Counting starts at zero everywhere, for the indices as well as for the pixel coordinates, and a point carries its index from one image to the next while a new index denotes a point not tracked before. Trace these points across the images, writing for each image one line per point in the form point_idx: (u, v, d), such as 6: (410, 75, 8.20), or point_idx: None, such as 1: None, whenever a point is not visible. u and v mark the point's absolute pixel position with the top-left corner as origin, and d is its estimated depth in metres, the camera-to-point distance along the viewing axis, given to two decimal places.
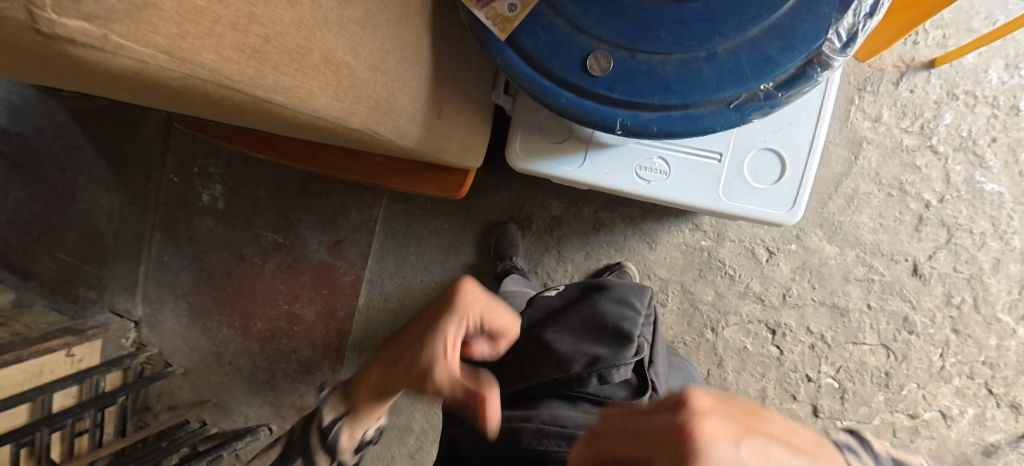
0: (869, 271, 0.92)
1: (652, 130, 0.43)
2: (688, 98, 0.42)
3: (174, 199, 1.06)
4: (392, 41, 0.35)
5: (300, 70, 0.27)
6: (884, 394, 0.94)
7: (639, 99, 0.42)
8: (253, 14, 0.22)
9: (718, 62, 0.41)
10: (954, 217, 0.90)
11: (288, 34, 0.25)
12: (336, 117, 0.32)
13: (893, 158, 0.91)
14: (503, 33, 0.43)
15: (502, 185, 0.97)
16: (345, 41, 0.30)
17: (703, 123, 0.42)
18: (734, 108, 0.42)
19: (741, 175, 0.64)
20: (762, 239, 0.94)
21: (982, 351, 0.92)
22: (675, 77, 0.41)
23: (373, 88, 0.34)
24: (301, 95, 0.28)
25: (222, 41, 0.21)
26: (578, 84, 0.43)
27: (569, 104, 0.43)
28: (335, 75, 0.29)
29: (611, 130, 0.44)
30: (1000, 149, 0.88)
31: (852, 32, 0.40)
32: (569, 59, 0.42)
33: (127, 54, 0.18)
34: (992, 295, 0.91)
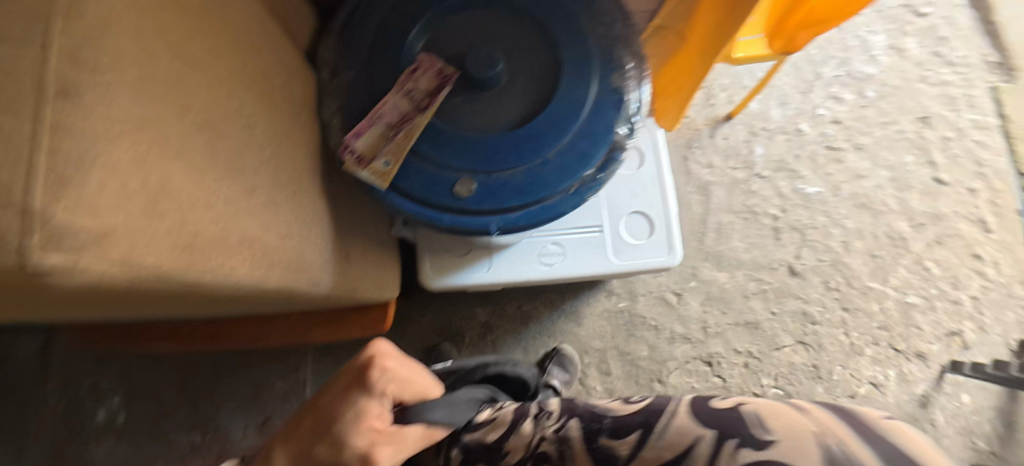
0: (760, 283, 1.06)
1: (521, 225, 0.51)
2: (539, 194, 0.51)
3: (62, 432, 0.94)
4: (292, 213, 0.43)
5: (222, 256, 0.33)
6: (821, 385, 1.03)
7: (503, 204, 0.51)
8: (184, 220, 0.29)
9: (552, 163, 0.51)
10: (799, 220, 1.11)
11: (211, 229, 0.32)
12: (256, 284, 0.38)
13: (736, 189, 1.11)
14: (385, 183, 0.49)
15: (426, 308, 1.01)
16: (254, 222, 0.36)
17: (556, 209, 0.51)
18: (574, 193, 0.52)
19: (622, 238, 0.75)
20: (668, 285, 1.05)
21: (872, 319, 1.07)
22: (524, 182, 0.51)
23: (283, 252, 0.41)
24: (226, 274, 0.34)
25: (161, 247, 0.27)
26: (452, 206, 0.51)
27: (451, 223, 0.51)
28: (249, 250, 0.36)
29: (489, 234, 0.52)
30: (803, 162, 1.14)
31: (633, 121, 0.53)
32: (441, 189, 0.51)
33: (94, 274, 0.24)
34: (856, 270, 1.09)
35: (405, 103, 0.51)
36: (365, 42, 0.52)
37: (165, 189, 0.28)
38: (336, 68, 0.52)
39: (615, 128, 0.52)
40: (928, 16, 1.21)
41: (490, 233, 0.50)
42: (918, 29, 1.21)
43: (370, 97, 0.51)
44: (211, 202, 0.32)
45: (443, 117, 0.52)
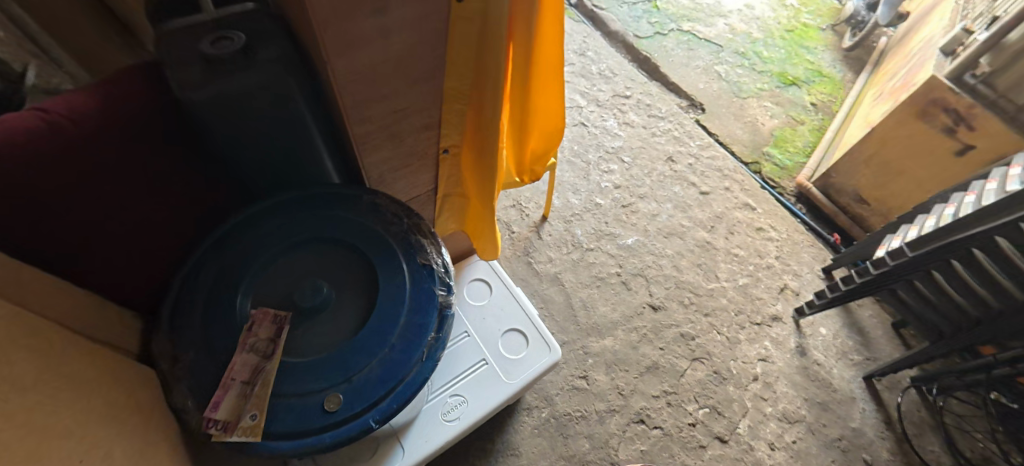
0: (638, 330, 1.21)
1: (395, 407, 0.53)
2: (399, 373, 0.54)
3: None
4: None
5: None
6: (729, 384, 1.17)
7: (372, 397, 0.53)
8: None
9: (399, 342, 0.56)
10: (636, 266, 1.31)
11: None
12: None
13: (579, 268, 1.29)
14: (258, 435, 0.49)
15: None
16: None
17: (420, 378, 0.55)
18: (428, 358, 0.56)
19: (506, 358, 0.82)
20: (572, 373, 1.13)
21: (729, 311, 1.27)
22: (382, 368, 0.54)
23: None
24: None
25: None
26: (326, 424, 0.51)
27: (334, 439, 0.51)
28: None
29: (371, 430, 0.52)
30: (613, 224, 1.38)
31: (446, 280, 0.62)
32: (309, 413, 0.51)
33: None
34: (695, 282, 1.31)
35: (252, 357, 0.52)
36: (192, 320, 0.53)
37: None
38: (174, 354, 0.52)
39: (435, 292, 0.60)
40: (630, 95, 1.65)
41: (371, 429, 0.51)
42: (628, 105, 1.63)
43: (217, 365, 0.51)
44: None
45: (292, 349, 0.54)
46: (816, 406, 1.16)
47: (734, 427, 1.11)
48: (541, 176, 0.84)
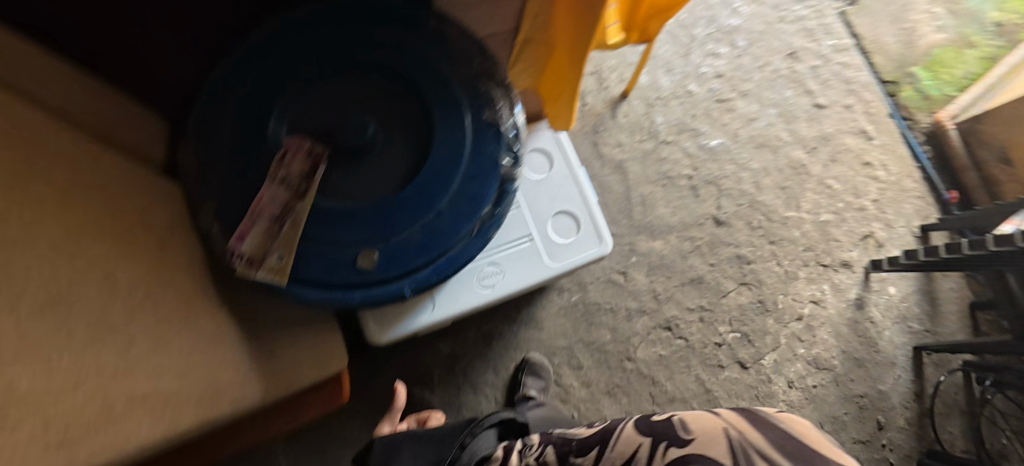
0: (693, 240, 1.12)
1: (432, 281, 0.51)
2: (442, 247, 0.51)
3: None
4: (198, 347, 0.44)
5: (107, 425, 0.34)
6: (770, 316, 1.11)
7: (410, 266, 0.50)
8: (52, 418, 0.30)
9: (446, 212, 0.51)
10: (711, 173, 1.17)
11: (83, 412, 0.32)
12: (167, 431, 0.39)
13: (649, 160, 1.16)
14: (284, 278, 0.48)
15: (386, 361, 0.98)
16: (148, 381, 0.38)
17: (463, 257, 0.52)
18: (477, 234, 0.52)
19: (553, 241, 0.77)
20: (612, 266, 1.08)
21: (796, 245, 1.16)
22: (424, 238, 0.51)
23: (192, 391, 0.42)
24: (121, 440, 0.35)
25: (30, 457, 0.28)
26: (360, 281, 0.50)
27: (364, 300, 0.50)
28: (150, 407, 0.38)
29: (404, 298, 0.51)
30: (700, 119, 1.21)
31: (516, 148, 0.53)
32: (341, 269, 0.49)
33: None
34: (771, 206, 1.17)
35: (282, 192, 0.48)
36: (221, 143, 0.49)
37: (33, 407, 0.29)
38: (202, 175, 0.49)
39: (499, 161, 0.52)
40: None
41: (405, 299, 0.50)
42: None
43: (246, 197, 0.49)
44: (74, 387, 0.32)
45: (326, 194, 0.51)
46: (851, 361, 1.11)
47: (759, 357, 1.08)
48: (653, 38, 0.68)
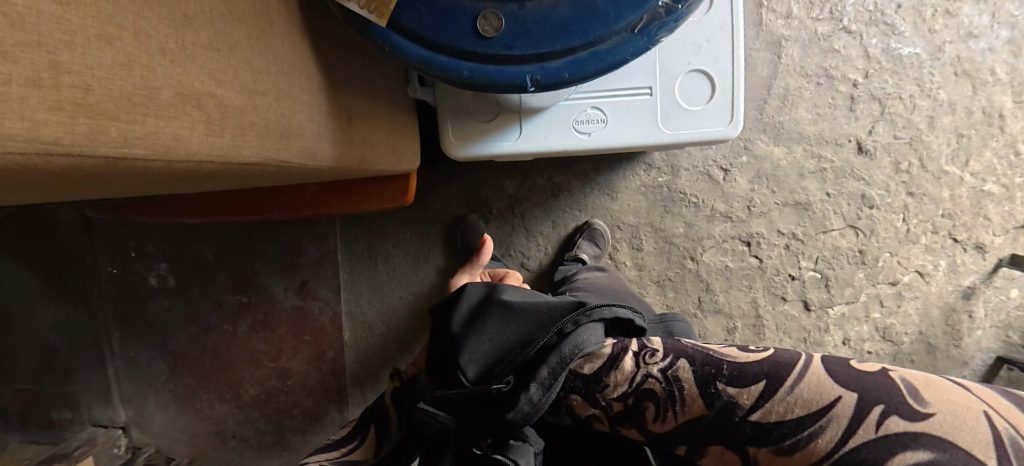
0: (820, 161, 0.95)
1: (566, 77, 0.41)
2: (590, 34, 0.39)
3: (122, 292, 1.01)
4: (263, 59, 0.32)
5: (152, 113, 0.23)
6: (863, 270, 0.97)
7: (542, 48, 0.40)
8: (57, 62, 0.18)
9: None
10: (882, 88, 0.92)
11: (116, 76, 0.21)
12: (222, 155, 0.29)
13: (813, 48, 0.92)
14: (384, 19, 0.40)
15: (450, 179, 0.95)
16: (200, 69, 0.26)
17: (614, 55, 0.40)
18: (639, 32, 0.39)
19: (675, 103, 0.63)
20: (713, 159, 0.95)
21: (938, 206, 0.95)
22: (571, 16, 0.39)
23: (255, 114, 0.31)
24: (166, 141, 0.24)
25: (30, 104, 0.17)
26: (476, 50, 0.40)
27: (473, 76, 0.41)
28: (199, 110, 0.26)
29: (524, 89, 0.41)
30: (904, 13, 0.90)
31: None
32: (458, 28, 0.40)
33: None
34: (934, 151, 0.93)
35: None
36: None
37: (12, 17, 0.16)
38: None
39: None
40: None
41: (524, 89, 0.40)
42: None
43: None
44: (102, 33, 0.20)
45: None
46: (922, 344, 0.99)
47: (828, 305, 0.99)
48: None
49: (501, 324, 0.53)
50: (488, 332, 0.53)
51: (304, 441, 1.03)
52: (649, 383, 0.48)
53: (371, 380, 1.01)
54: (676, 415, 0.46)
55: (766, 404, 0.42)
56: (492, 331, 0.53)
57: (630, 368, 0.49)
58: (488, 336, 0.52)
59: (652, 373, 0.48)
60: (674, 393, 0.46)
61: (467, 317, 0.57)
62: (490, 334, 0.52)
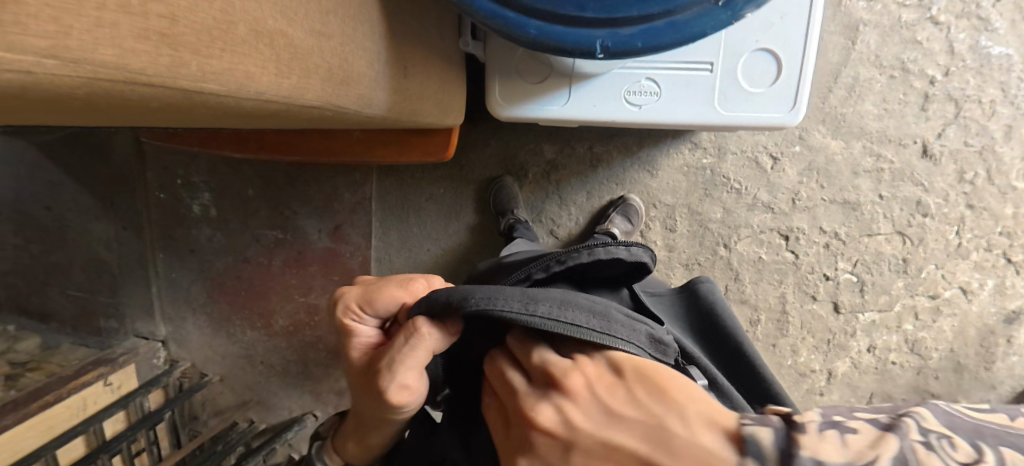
0: (878, 161, 0.90)
1: (636, 46, 0.39)
2: (670, 2, 0.37)
3: (167, 217, 1.05)
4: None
5: (229, 50, 0.23)
6: (904, 280, 0.94)
7: (617, 13, 0.38)
8: None
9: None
10: (961, 89, 0.86)
11: (201, 9, 0.21)
12: (286, 96, 0.28)
13: (892, 37, 0.85)
14: None
15: (489, 138, 0.94)
16: (274, 7, 0.26)
17: (691, 28, 0.38)
18: (721, 5, 0.37)
19: (735, 83, 0.60)
20: (764, 145, 0.91)
21: (998, 222, 0.89)
22: None
23: (320, 57, 0.30)
24: (239, 79, 0.24)
25: (120, 31, 0.18)
26: (549, 9, 0.38)
27: (540, 36, 0.39)
28: (271, 49, 0.26)
29: (591, 55, 0.39)
30: (1004, 7, 0.82)
31: None
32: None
33: (9, 68, 0.15)
34: (1006, 164, 0.87)
35: None
36: None
37: None
38: None
39: None
40: None
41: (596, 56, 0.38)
42: None
43: None
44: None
45: None
46: (952, 362, 0.96)
47: (860, 310, 0.96)
48: None
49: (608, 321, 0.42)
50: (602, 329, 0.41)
51: (325, 374, 1.09)
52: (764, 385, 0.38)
53: None
54: None
55: None
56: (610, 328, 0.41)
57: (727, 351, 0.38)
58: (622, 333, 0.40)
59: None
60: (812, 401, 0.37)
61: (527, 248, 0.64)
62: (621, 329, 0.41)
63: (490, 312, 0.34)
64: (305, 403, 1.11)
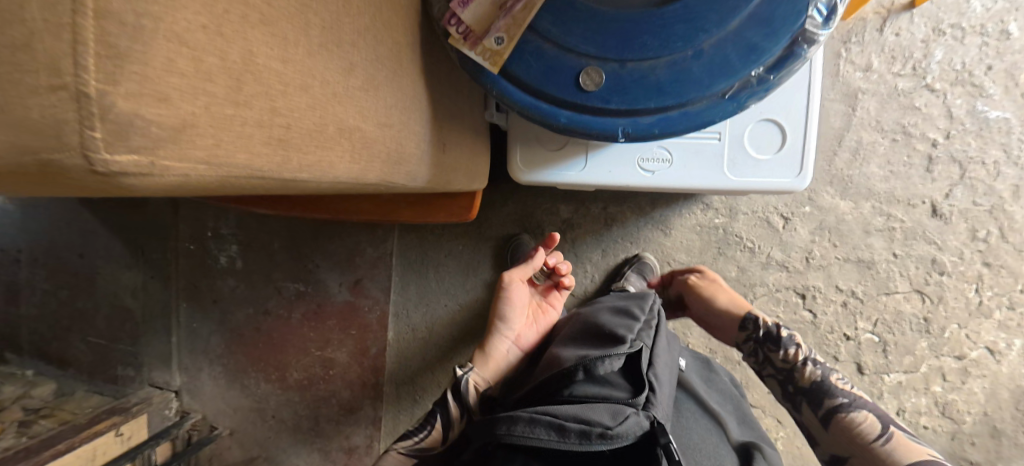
0: (888, 220, 0.91)
1: (654, 133, 0.42)
2: (683, 96, 0.41)
3: (193, 267, 1.09)
4: (393, 96, 0.34)
5: (320, 146, 0.26)
6: (927, 339, 0.92)
7: (636, 105, 0.41)
8: (275, 108, 0.22)
9: (707, 58, 0.40)
10: (964, 151, 0.88)
11: (306, 117, 0.24)
12: (353, 178, 0.31)
13: (891, 103, 0.89)
14: (495, 66, 0.41)
15: (508, 198, 0.98)
16: (354, 107, 0.29)
17: (701, 118, 0.42)
18: (729, 97, 0.41)
19: (743, 150, 0.63)
20: (774, 205, 0.94)
21: (1018, 280, 0.89)
22: (667, 79, 0.40)
23: (384, 143, 0.33)
24: (324, 168, 0.27)
25: (251, 140, 0.21)
26: (574, 102, 0.42)
27: (567, 123, 0.43)
28: (350, 142, 0.28)
29: (614, 140, 0.43)
30: (997, 75, 0.86)
31: (831, 6, 0.39)
32: (561, 79, 0.42)
33: (174, 174, 0.18)
34: (1018, 222, 0.88)
35: None
36: None
37: (250, 64, 0.20)
38: None
39: (805, 12, 0.39)
40: None
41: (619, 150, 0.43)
42: None
43: None
44: (305, 83, 0.24)
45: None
46: (986, 426, 0.93)
47: (883, 370, 0.94)
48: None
49: (522, 418, 0.50)
50: (513, 433, 0.49)
51: (336, 431, 1.07)
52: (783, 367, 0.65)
53: (408, 382, 1.03)
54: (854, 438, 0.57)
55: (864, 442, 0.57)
56: (518, 430, 0.49)
57: (785, 335, 0.67)
58: (527, 438, 0.49)
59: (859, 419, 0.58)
60: (816, 398, 0.61)
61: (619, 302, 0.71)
62: (527, 430, 0.49)
63: (526, 437, 0.49)
64: (313, 462, 1.08)
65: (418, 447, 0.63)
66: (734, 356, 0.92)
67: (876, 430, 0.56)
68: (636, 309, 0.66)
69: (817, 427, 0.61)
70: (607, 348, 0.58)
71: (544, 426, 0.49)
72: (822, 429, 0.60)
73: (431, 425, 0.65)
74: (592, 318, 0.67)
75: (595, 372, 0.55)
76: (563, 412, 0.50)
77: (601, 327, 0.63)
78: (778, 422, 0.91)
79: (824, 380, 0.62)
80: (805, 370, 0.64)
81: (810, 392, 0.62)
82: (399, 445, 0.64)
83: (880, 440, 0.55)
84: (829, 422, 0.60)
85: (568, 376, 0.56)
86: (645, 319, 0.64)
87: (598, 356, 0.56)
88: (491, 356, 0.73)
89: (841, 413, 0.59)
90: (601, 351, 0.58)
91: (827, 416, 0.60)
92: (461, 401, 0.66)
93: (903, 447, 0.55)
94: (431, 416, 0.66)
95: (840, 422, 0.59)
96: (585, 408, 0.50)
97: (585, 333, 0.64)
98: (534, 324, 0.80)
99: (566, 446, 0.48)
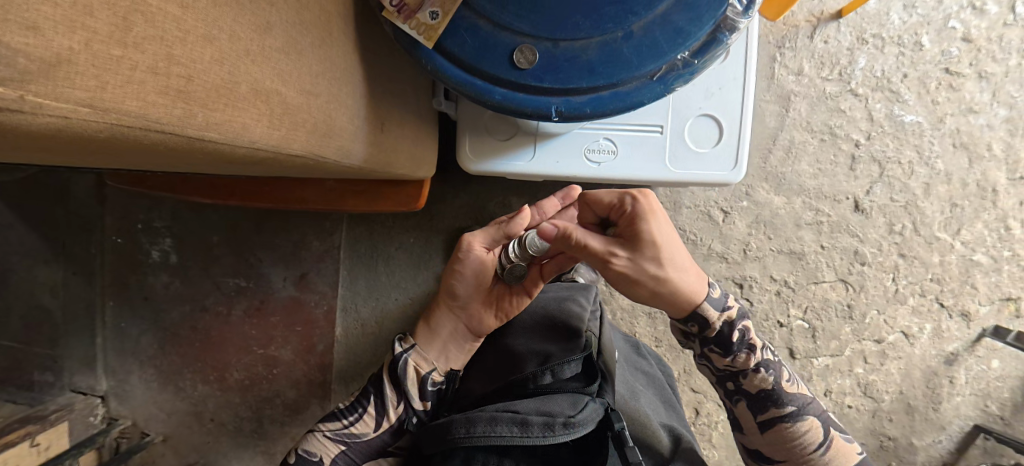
0: (817, 214, 0.98)
1: (587, 112, 0.43)
2: (613, 77, 0.42)
3: (123, 262, 1.02)
4: (318, 63, 0.34)
5: (230, 104, 0.25)
6: (850, 325, 0.99)
7: (569, 84, 0.42)
8: (172, 55, 0.21)
9: (636, 40, 0.41)
10: (882, 151, 0.95)
11: (212, 70, 0.24)
12: (274, 146, 0.30)
13: (821, 106, 0.95)
14: (429, 41, 0.42)
15: (460, 190, 0.97)
16: (271, 69, 0.28)
17: (630, 99, 0.43)
18: (656, 80, 0.42)
19: (683, 143, 0.66)
20: (714, 200, 0.99)
21: (928, 269, 0.98)
22: (598, 59, 0.42)
23: (308, 112, 0.33)
24: (236, 129, 0.26)
25: (144, 87, 0.20)
26: (508, 79, 0.42)
27: (503, 101, 0.43)
28: (266, 105, 0.28)
29: (548, 118, 0.44)
30: (910, 83, 0.94)
31: None
32: (495, 56, 0.42)
33: (49, 114, 0.17)
34: (928, 217, 0.96)
35: None
36: None
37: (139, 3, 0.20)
38: None
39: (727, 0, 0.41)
40: None
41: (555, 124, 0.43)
42: None
43: None
44: (209, 33, 0.23)
45: None
46: (902, 404, 1.01)
47: (813, 354, 1.00)
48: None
49: (483, 418, 0.47)
50: (473, 435, 0.46)
51: (280, 433, 1.03)
52: (730, 369, 0.53)
53: (356, 379, 1.01)
54: (804, 454, 0.51)
55: (808, 459, 0.51)
56: (479, 431, 0.46)
57: (736, 338, 0.52)
58: (489, 438, 0.45)
59: (804, 429, 0.51)
60: (760, 405, 0.52)
61: (559, 291, 0.69)
62: (490, 429, 0.46)
63: (490, 438, 0.45)
64: None
65: (346, 433, 0.56)
66: (677, 345, 0.96)
67: (819, 439, 0.51)
68: (582, 298, 0.66)
69: (750, 428, 0.54)
70: (566, 351, 0.55)
71: (505, 423, 0.46)
72: (756, 433, 0.53)
73: (362, 407, 0.57)
74: (541, 307, 0.64)
75: (559, 376, 0.52)
76: (524, 408, 0.48)
77: (556, 322, 0.59)
78: (718, 406, 0.95)
79: (776, 386, 0.52)
80: (754, 377, 0.52)
81: (757, 399, 0.52)
82: (324, 426, 0.56)
83: (821, 451, 0.51)
84: (767, 429, 0.52)
85: (528, 379, 0.52)
86: (591, 308, 0.64)
87: (562, 359, 0.52)
88: (437, 333, 0.60)
89: (787, 424, 0.51)
90: (562, 351, 0.55)
91: (767, 423, 0.52)
92: (397, 385, 0.57)
93: (840, 455, 0.52)
94: (364, 398, 0.57)
95: (782, 432, 0.51)
96: (545, 404, 0.48)
97: (540, 325, 0.60)
98: (494, 306, 0.62)
99: (529, 441, 0.45)
